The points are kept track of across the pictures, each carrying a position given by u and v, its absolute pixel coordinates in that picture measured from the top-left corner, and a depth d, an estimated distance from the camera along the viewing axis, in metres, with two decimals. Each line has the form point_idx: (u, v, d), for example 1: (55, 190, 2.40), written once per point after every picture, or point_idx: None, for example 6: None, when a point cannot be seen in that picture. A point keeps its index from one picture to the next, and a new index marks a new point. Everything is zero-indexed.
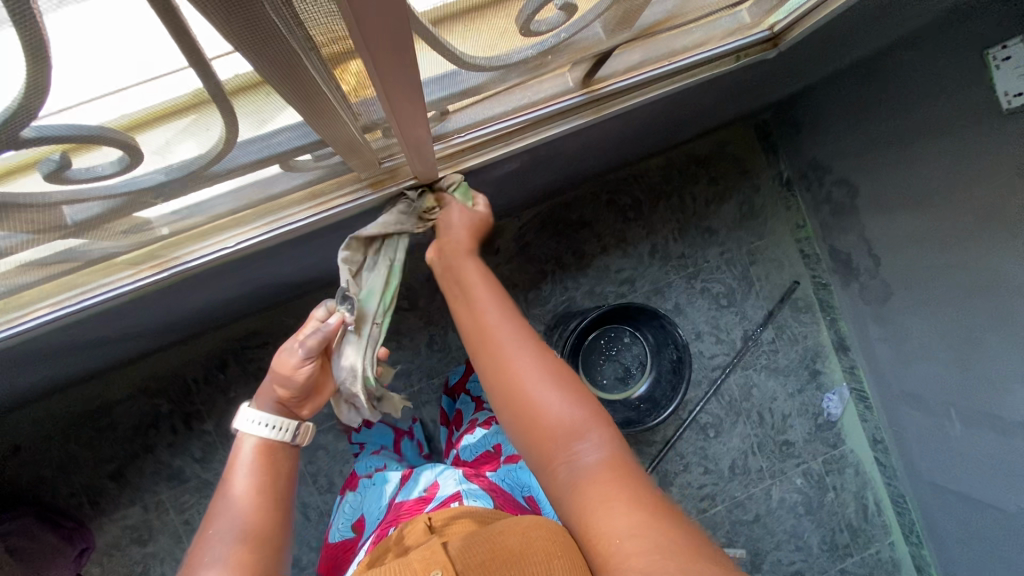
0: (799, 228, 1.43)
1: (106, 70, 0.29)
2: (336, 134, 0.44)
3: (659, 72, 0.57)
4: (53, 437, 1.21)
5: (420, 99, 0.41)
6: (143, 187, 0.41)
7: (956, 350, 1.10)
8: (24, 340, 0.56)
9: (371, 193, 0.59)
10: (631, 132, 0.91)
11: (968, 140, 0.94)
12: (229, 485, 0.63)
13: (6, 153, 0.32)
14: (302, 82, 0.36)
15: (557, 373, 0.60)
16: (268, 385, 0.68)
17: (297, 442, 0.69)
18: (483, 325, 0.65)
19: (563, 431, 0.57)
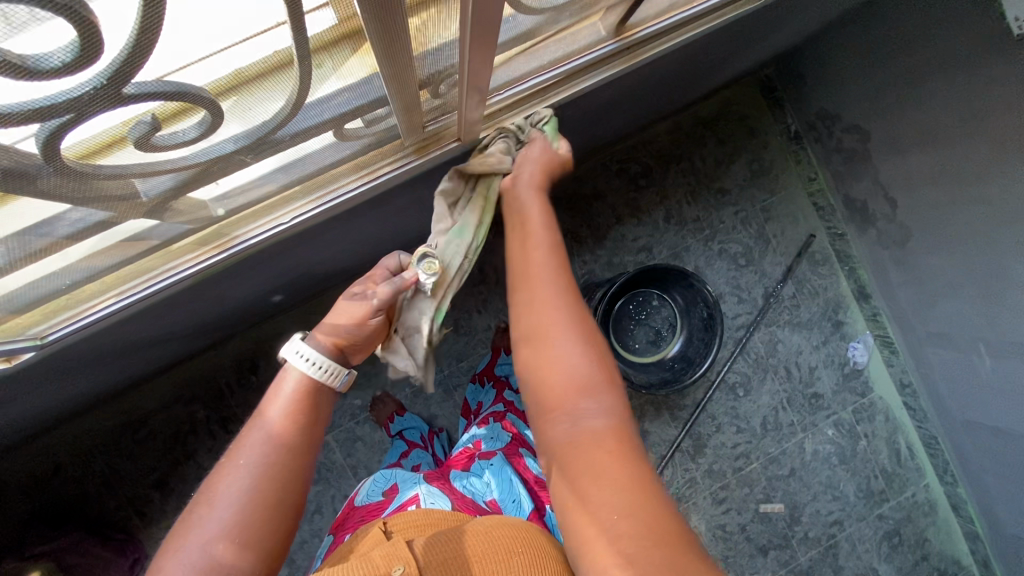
0: (811, 181, 1.43)
1: (211, 25, 0.31)
2: (393, 92, 0.44)
3: (687, 14, 0.58)
4: (94, 451, 1.22)
5: (486, 46, 0.42)
6: (214, 156, 0.42)
7: (980, 284, 1.11)
8: (87, 334, 0.57)
9: (416, 159, 0.59)
10: (646, 90, 0.91)
11: (980, 70, 0.95)
12: (263, 419, 0.58)
13: (106, 113, 0.33)
14: (388, 37, 0.36)
15: (585, 331, 0.59)
16: (329, 323, 0.64)
17: (332, 386, 0.63)
18: (527, 260, 0.64)
19: (578, 387, 0.56)
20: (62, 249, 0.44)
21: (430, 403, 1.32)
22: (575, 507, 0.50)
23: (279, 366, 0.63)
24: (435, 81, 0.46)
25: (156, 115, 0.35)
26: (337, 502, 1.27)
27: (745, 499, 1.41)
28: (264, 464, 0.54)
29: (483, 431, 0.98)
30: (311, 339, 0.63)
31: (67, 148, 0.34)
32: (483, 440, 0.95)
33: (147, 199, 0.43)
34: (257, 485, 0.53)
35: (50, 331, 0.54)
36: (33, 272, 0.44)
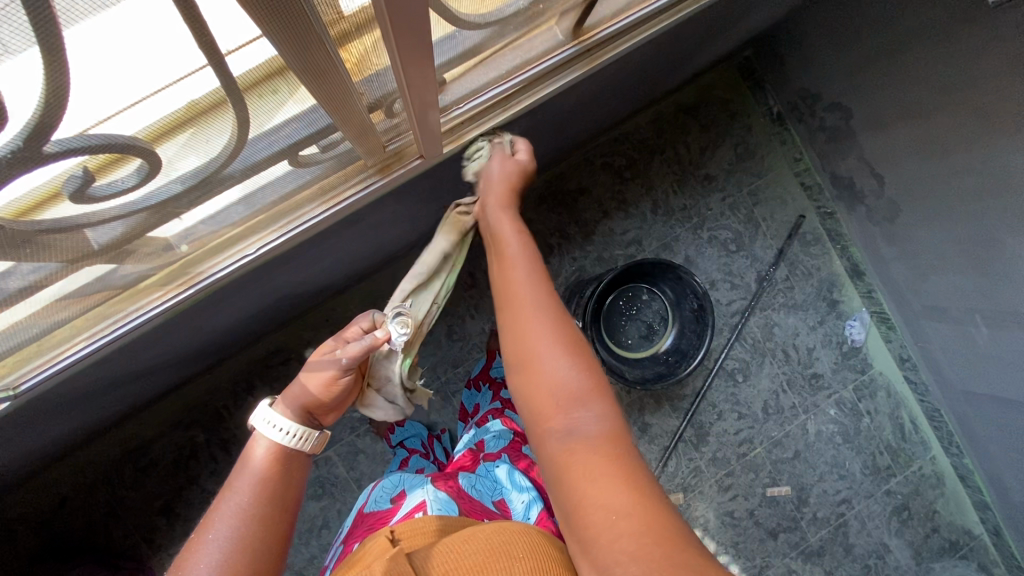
0: (797, 161, 1.41)
1: (127, 80, 0.30)
2: (341, 117, 0.44)
3: (643, 14, 0.57)
4: (97, 483, 1.22)
5: (428, 65, 0.41)
6: (161, 200, 0.42)
7: (973, 255, 1.10)
8: (63, 379, 0.57)
9: (380, 179, 0.58)
10: (618, 85, 0.90)
11: (961, 40, 0.94)
12: (236, 488, 0.59)
13: (30, 172, 0.32)
14: (317, 66, 0.36)
15: (569, 343, 0.60)
16: (298, 389, 0.67)
17: (310, 450, 0.66)
18: (508, 283, 0.66)
19: (569, 397, 0.57)
20: (21, 301, 0.43)
21: (429, 412, 1.31)
22: (575, 524, 0.50)
23: (250, 436, 0.65)
24: (384, 103, 0.45)
25: (87, 169, 0.34)
26: (343, 516, 1.27)
27: (752, 485, 1.41)
28: (237, 534, 0.55)
29: (487, 429, 1.00)
30: (280, 406, 0.66)
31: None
32: (488, 440, 0.97)
33: (99, 247, 0.43)
34: (231, 557, 0.54)
35: (21, 381, 0.53)
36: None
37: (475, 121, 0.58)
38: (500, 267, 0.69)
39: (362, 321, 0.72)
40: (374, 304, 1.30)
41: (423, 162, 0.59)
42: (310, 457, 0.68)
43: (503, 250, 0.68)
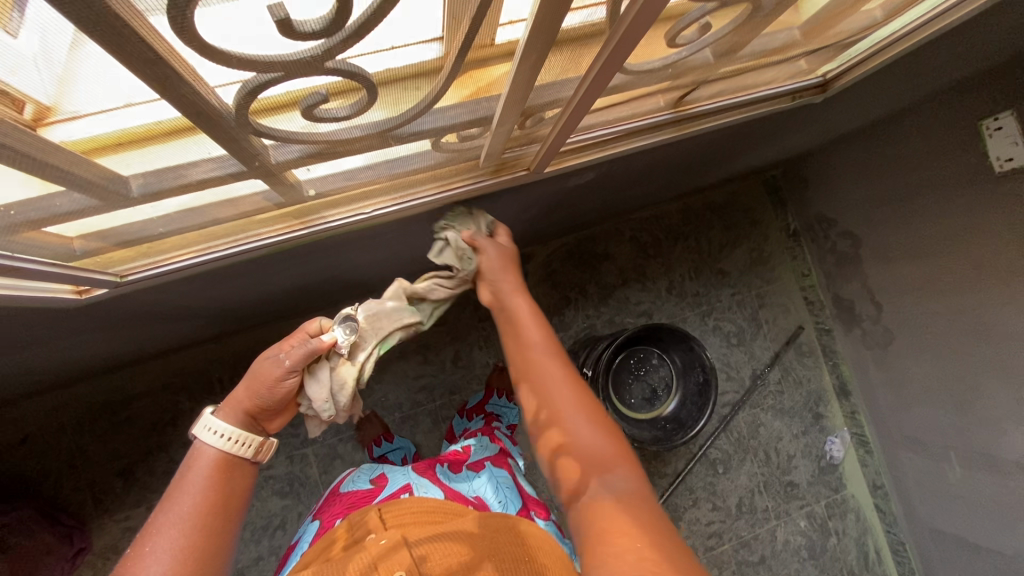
0: (804, 276, 1.52)
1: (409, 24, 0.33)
2: (507, 109, 0.45)
3: (734, 102, 0.61)
4: (65, 428, 1.18)
5: (588, 98, 0.46)
6: (339, 139, 0.42)
7: (954, 394, 1.18)
8: (130, 300, 0.59)
9: (489, 180, 0.59)
10: (675, 169, 0.99)
11: (965, 201, 1.04)
12: (175, 498, 0.55)
13: (282, 85, 0.33)
14: (534, 65, 0.39)
15: (592, 408, 0.61)
16: (243, 395, 0.61)
17: (256, 458, 0.61)
18: (525, 360, 0.66)
19: (595, 460, 0.56)
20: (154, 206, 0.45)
21: (416, 432, 1.31)
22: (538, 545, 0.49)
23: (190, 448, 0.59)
24: (539, 110, 0.48)
25: (330, 91, 0.35)
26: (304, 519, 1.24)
27: None
28: (177, 547, 0.51)
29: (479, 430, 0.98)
30: (221, 410, 0.60)
31: (262, 99, 0.34)
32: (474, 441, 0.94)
33: (273, 165, 0.42)
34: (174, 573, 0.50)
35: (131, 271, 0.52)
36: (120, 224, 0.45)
37: (575, 154, 0.61)
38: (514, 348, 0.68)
39: (309, 325, 0.66)
40: None
41: (529, 174, 0.61)
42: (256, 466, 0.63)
43: (521, 329, 0.68)
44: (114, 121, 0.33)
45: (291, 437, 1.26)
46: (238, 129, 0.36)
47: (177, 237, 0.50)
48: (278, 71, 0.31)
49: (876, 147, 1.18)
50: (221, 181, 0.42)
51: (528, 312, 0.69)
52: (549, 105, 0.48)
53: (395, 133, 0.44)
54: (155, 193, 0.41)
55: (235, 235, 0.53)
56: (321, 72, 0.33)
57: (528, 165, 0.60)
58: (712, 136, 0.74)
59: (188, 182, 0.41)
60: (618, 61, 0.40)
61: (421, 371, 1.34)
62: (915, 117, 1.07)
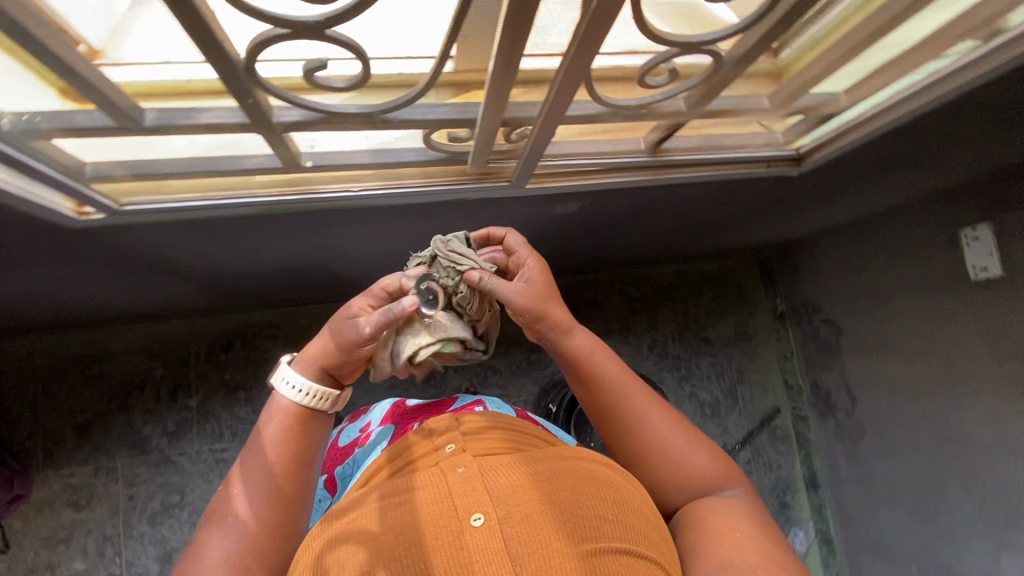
0: (785, 359, 1.53)
1: (399, 40, 0.43)
2: (486, 114, 0.50)
3: (709, 159, 0.67)
4: (36, 372, 1.20)
5: (556, 118, 0.51)
6: (339, 112, 0.47)
7: (920, 500, 1.16)
8: (121, 238, 0.62)
9: (474, 184, 0.63)
10: (663, 227, 1.04)
11: (942, 304, 1.06)
12: (258, 447, 0.58)
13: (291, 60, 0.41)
14: (504, 72, 0.44)
15: (682, 425, 0.64)
16: (317, 354, 0.60)
17: (331, 409, 0.62)
18: (610, 401, 0.64)
19: (708, 481, 0.62)
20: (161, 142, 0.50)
21: None
22: (622, 499, 0.51)
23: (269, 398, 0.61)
24: (518, 124, 0.54)
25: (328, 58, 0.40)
26: None
27: None
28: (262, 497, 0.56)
29: None
30: (299, 364, 0.60)
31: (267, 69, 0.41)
32: None
33: (275, 124, 0.46)
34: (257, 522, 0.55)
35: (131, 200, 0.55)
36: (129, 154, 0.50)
37: (556, 177, 0.65)
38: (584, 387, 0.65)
39: (387, 281, 0.61)
40: None
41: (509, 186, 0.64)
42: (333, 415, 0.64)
43: (591, 370, 0.64)
44: (150, 72, 0.41)
45: (251, 424, 1.26)
46: (244, 81, 0.40)
47: (180, 179, 0.54)
48: (285, 29, 0.36)
49: (862, 243, 1.22)
50: (227, 131, 0.47)
51: (596, 348, 0.65)
52: (527, 121, 0.53)
53: (387, 117, 0.49)
54: (164, 128, 0.46)
55: (232, 189, 0.57)
56: (320, 40, 0.38)
57: (508, 176, 0.64)
58: (694, 191, 0.78)
59: (196, 124, 0.46)
60: (576, 79, 0.46)
61: (393, 382, 1.35)
62: (900, 218, 1.11)
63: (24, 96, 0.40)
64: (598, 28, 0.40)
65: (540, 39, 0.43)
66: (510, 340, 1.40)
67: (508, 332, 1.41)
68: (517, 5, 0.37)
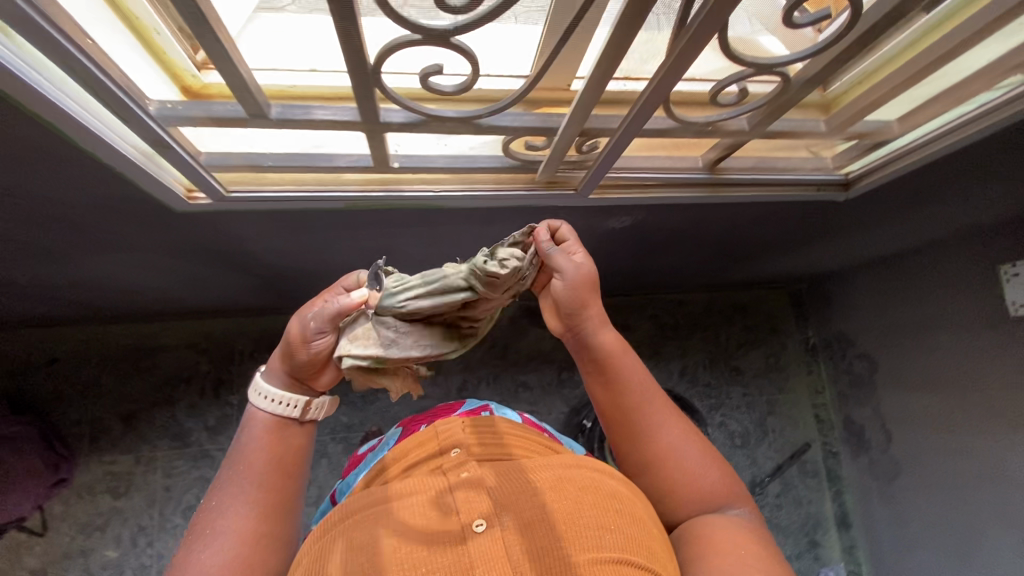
0: (818, 393, 1.53)
1: (498, 60, 0.49)
2: (570, 126, 0.54)
3: (763, 179, 0.70)
4: (90, 361, 1.25)
5: (633, 132, 0.55)
6: (440, 116, 0.51)
7: (958, 543, 1.13)
8: (215, 225, 0.68)
9: (542, 190, 0.68)
10: (704, 249, 1.07)
11: (981, 340, 1.06)
12: (236, 454, 0.59)
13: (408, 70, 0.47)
14: (596, 88, 0.48)
15: (694, 436, 0.62)
16: (278, 355, 0.60)
17: (304, 419, 0.61)
18: (625, 403, 0.62)
19: (718, 495, 0.60)
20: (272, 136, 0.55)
21: None
22: (626, 511, 0.49)
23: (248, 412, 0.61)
24: (595, 136, 0.58)
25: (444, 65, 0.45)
26: None
27: None
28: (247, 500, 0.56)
29: None
30: (269, 374, 0.61)
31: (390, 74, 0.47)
32: None
33: (381, 123, 0.51)
34: (243, 525, 0.55)
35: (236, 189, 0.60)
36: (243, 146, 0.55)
37: (619, 189, 0.69)
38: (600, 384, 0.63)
39: (347, 280, 0.61)
40: None
41: (574, 195, 0.69)
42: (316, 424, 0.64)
43: (610, 367, 0.62)
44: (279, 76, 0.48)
45: None
46: (363, 79, 0.45)
47: (280, 172, 0.59)
48: (419, 35, 0.41)
49: (898, 277, 1.23)
50: (334, 128, 0.52)
51: (619, 346, 0.62)
52: (603, 134, 0.57)
53: (478, 122, 0.53)
54: (284, 122, 0.51)
55: (324, 184, 0.62)
56: (442, 46, 0.42)
57: (575, 186, 0.68)
58: (743, 211, 0.82)
59: (311, 120, 0.51)
60: (659, 99, 0.50)
61: (427, 392, 1.37)
62: (937, 253, 1.12)
63: (155, 88, 0.46)
64: (691, 55, 0.45)
65: (629, 63, 0.49)
66: (542, 358, 1.42)
67: (540, 349, 1.43)
68: (621, 31, 0.42)
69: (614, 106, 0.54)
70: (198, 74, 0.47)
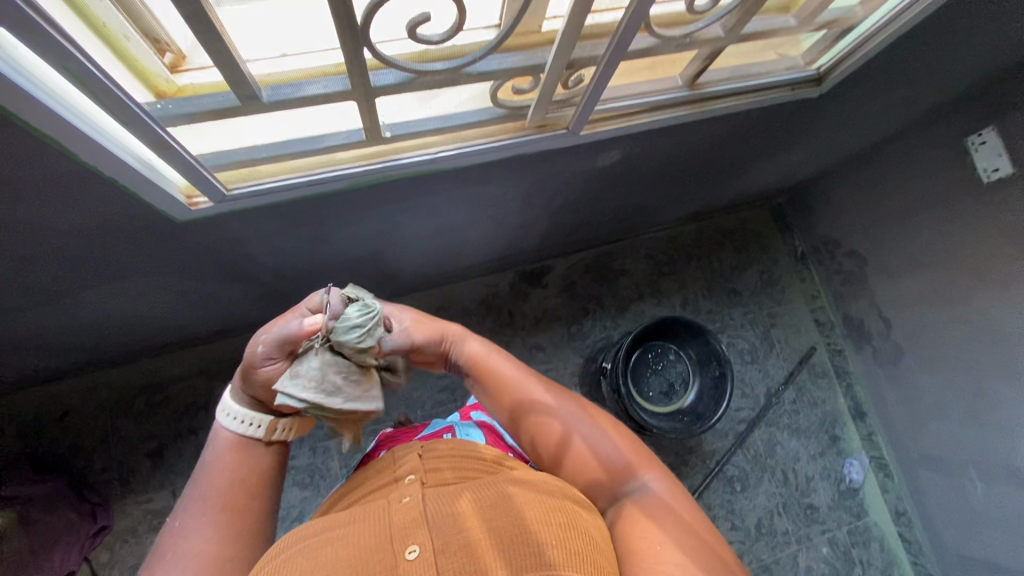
0: (813, 298, 1.58)
1: (481, 12, 0.50)
2: (558, 59, 0.55)
3: (744, 86, 0.72)
4: (103, 406, 1.23)
5: (620, 55, 0.56)
6: (432, 71, 0.52)
7: (969, 405, 1.20)
8: (217, 230, 0.67)
9: (534, 136, 0.69)
10: (691, 175, 1.09)
11: (962, 211, 1.11)
12: (202, 474, 0.64)
13: (393, 27, 0.47)
14: (580, 15, 0.49)
15: (594, 418, 0.69)
16: (238, 379, 0.62)
17: (269, 438, 0.65)
18: (518, 396, 0.70)
19: (623, 473, 0.65)
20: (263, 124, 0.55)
21: None
22: (569, 522, 0.55)
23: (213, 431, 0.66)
24: (581, 66, 0.58)
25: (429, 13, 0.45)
26: None
27: None
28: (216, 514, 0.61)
29: None
30: (233, 394, 0.64)
31: (378, 34, 0.47)
32: None
33: (373, 87, 0.51)
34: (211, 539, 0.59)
35: (236, 185, 0.59)
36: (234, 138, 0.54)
37: (608, 122, 0.70)
38: (492, 386, 0.72)
39: (312, 300, 0.62)
40: None
41: (567, 134, 0.69)
42: (281, 447, 0.68)
43: (495, 372, 0.72)
44: (264, 66, 0.47)
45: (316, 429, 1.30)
46: (354, 39, 0.45)
47: (275, 162, 0.59)
48: None
49: (876, 169, 1.27)
50: (325, 102, 0.52)
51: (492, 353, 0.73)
52: (589, 62, 0.58)
53: (469, 71, 0.54)
54: (279, 104, 0.50)
55: (322, 166, 0.62)
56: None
57: (566, 125, 0.69)
58: (726, 124, 0.83)
59: (306, 96, 0.51)
60: (643, 17, 0.51)
61: (445, 371, 1.39)
62: (909, 137, 1.16)
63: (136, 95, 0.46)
64: None
65: None
66: (550, 316, 1.45)
67: (546, 308, 1.45)
68: None
69: (597, 33, 0.54)
70: (171, 78, 0.46)
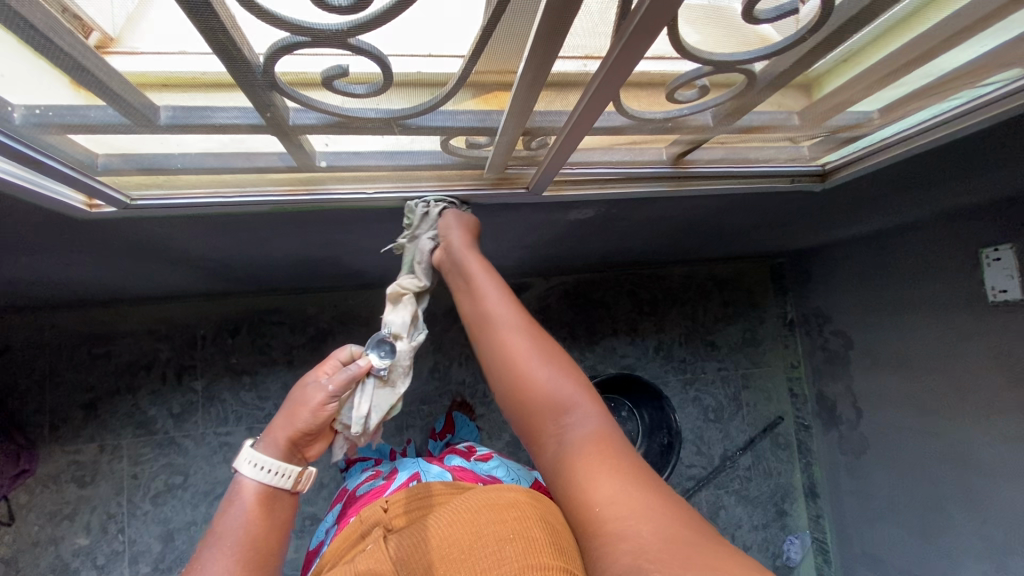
0: (792, 368, 1.53)
1: (435, 35, 0.39)
2: (509, 123, 0.48)
3: (732, 172, 0.65)
4: (44, 348, 1.20)
5: (580, 134, 0.49)
6: (358, 117, 0.45)
7: (921, 519, 1.15)
8: (129, 229, 0.61)
9: (489, 190, 0.64)
10: (679, 233, 1.01)
11: (957, 322, 1.04)
12: (222, 525, 0.54)
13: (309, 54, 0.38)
14: (529, 88, 0.43)
15: (552, 353, 0.59)
16: (281, 422, 0.60)
17: (294, 488, 0.60)
18: (486, 321, 0.63)
19: (561, 412, 0.55)
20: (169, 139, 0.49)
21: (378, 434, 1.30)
22: (527, 522, 0.52)
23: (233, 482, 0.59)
24: (540, 132, 0.52)
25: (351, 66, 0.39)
26: None
27: None
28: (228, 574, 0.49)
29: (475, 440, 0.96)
30: (263, 443, 0.60)
31: (284, 66, 0.39)
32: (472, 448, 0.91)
33: (290, 126, 0.45)
34: None
35: (141, 195, 0.55)
36: (134, 152, 0.48)
37: (576, 184, 0.64)
38: (475, 306, 0.65)
39: (341, 354, 0.65)
40: (381, 313, 1.34)
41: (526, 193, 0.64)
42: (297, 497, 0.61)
43: (475, 286, 0.64)
44: (150, 63, 0.38)
45: (256, 409, 1.27)
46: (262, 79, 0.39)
47: (190, 176, 0.53)
48: (306, 37, 0.35)
49: (882, 255, 1.18)
50: (239, 132, 0.46)
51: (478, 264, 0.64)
52: (549, 130, 0.52)
53: (405, 122, 0.48)
54: (178, 127, 0.44)
55: (243, 186, 0.56)
56: (343, 48, 0.36)
57: (526, 183, 0.63)
58: (714, 201, 0.76)
59: (213, 124, 0.45)
60: (602, 103, 0.44)
61: None
62: (921, 231, 1.08)
63: (41, 90, 0.39)
64: (628, 61, 0.39)
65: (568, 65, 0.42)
66: None
67: None
68: (546, 30, 0.36)
69: (555, 105, 0.48)
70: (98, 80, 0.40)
